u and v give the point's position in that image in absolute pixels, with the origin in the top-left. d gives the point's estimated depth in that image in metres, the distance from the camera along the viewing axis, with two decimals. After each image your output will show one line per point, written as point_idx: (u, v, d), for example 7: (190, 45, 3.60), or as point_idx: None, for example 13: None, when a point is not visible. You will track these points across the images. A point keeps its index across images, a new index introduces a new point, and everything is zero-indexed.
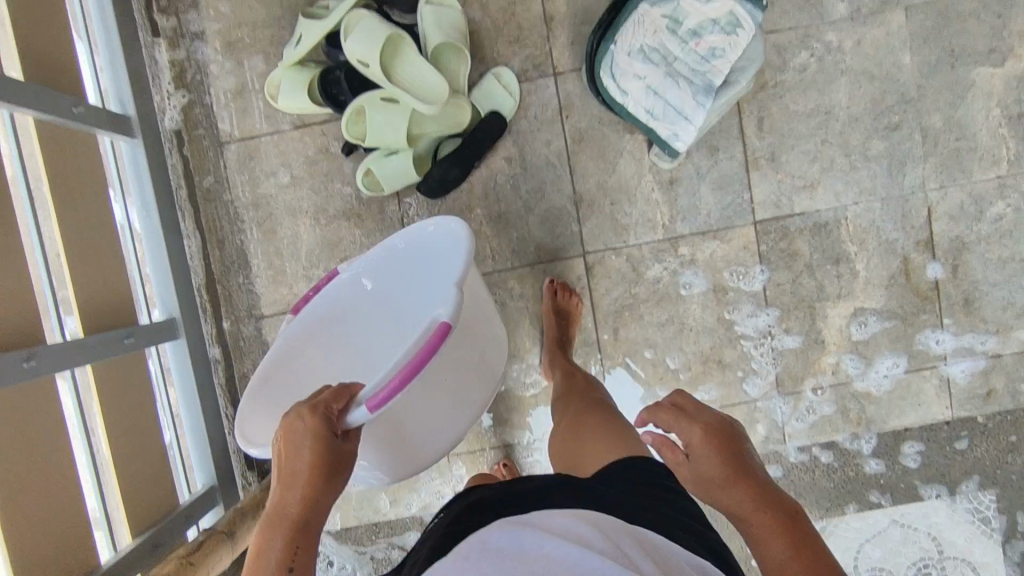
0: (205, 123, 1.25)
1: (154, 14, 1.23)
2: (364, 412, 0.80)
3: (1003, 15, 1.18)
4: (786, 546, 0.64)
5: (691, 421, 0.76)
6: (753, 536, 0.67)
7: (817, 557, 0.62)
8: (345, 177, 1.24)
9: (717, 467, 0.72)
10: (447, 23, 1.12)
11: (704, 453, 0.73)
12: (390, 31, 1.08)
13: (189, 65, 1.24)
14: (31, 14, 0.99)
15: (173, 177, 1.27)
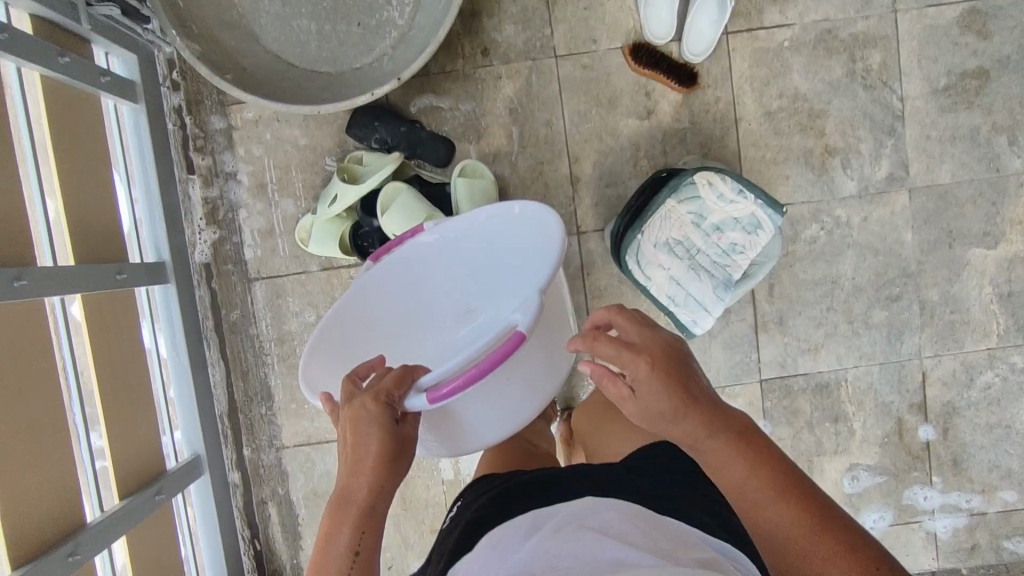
0: (234, 259, 1.31)
1: (191, 154, 1.29)
2: (424, 399, 0.82)
3: (997, 202, 1.26)
4: (743, 469, 0.73)
5: (636, 356, 0.76)
6: (711, 463, 0.75)
7: (772, 470, 0.72)
8: None
9: (664, 402, 0.75)
10: (479, 194, 1.19)
11: (650, 391, 0.75)
12: (427, 210, 1.15)
13: (222, 203, 1.30)
14: (83, 185, 1.03)
15: (200, 308, 1.31)
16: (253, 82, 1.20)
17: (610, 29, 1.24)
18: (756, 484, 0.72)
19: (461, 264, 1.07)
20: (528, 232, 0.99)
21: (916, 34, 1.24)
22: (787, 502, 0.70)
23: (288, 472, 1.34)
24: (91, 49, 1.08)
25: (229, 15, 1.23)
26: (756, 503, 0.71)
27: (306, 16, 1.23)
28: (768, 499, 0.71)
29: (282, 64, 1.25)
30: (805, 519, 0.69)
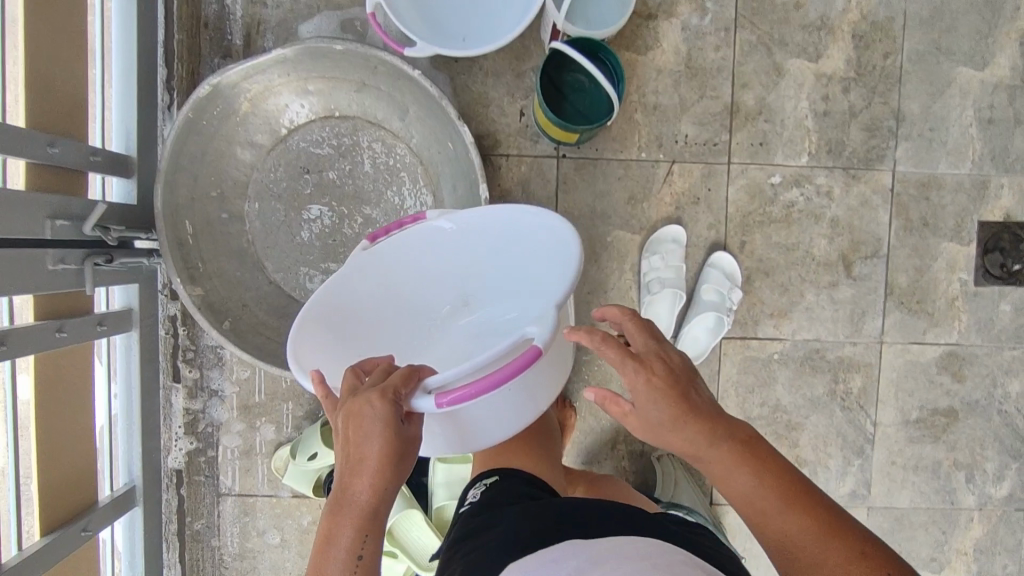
0: (207, 471, 1.33)
1: (178, 364, 1.30)
2: (432, 403, 0.76)
3: (948, 532, 1.32)
4: (753, 480, 0.68)
5: (637, 364, 0.72)
6: (721, 479, 0.70)
7: (782, 480, 0.68)
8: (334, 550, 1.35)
9: (662, 413, 0.71)
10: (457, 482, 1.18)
11: (648, 403, 0.71)
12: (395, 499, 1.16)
13: (202, 416, 1.31)
14: (64, 444, 1.06)
15: (166, 510, 1.32)
16: (250, 325, 1.21)
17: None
18: (768, 496, 0.68)
19: (462, 260, 1.01)
20: (541, 248, 0.93)
21: (897, 366, 1.28)
22: (800, 512, 0.66)
23: None
24: (94, 292, 1.09)
25: (237, 245, 1.25)
26: (770, 516, 0.67)
27: (315, 256, 1.27)
28: (780, 510, 0.67)
29: (284, 297, 1.27)
30: (819, 531, 0.65)
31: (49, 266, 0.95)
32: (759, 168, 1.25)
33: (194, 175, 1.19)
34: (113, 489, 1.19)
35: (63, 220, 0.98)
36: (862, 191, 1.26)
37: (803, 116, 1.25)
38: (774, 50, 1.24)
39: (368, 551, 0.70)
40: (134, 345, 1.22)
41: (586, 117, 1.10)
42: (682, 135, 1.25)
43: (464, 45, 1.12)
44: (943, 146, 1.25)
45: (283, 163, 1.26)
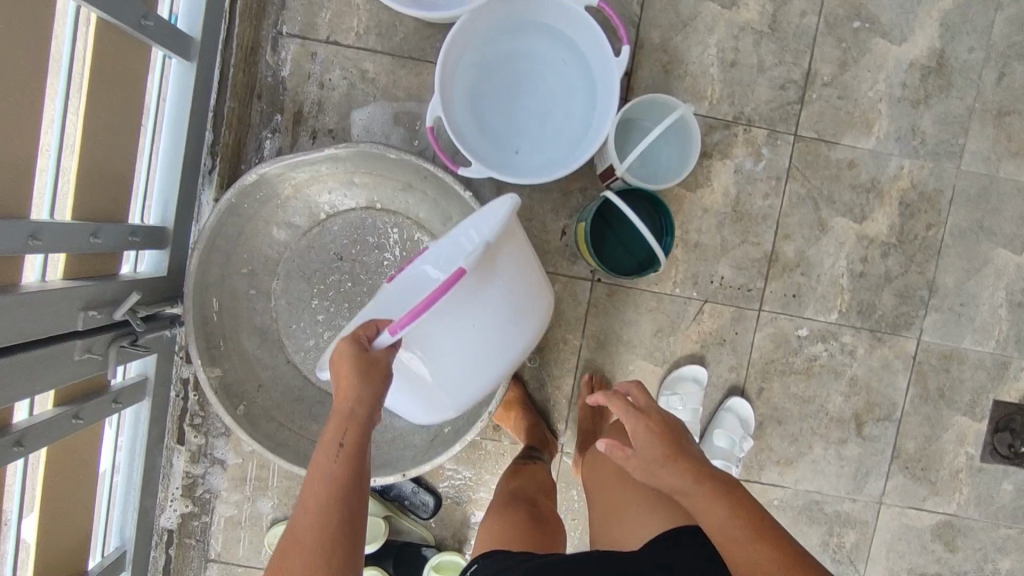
0: (198, 536, 1.32)
1: (185, 428, 1.30)
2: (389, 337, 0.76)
3: None
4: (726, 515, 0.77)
5: (637, 413, 0.84)
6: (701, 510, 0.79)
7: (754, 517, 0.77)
8: None
9: (655, 450, 0.82)
10: None
11: (643, 442, 0.83)
12: None
13: (201, 482, 1.31)
14: (61, 520, 1.05)
15: (151, 569, 1.32)
16: (263, 411, 1.20)
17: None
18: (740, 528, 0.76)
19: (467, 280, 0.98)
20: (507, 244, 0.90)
21: (892, 527, 1.30)
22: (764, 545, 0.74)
23: None
24: (114, 370, 1.07)
25: (260, 322, 1.25)
26: (738, 545, 0.75)
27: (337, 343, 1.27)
28: (749, 541, 0.74)
29: (300, 379, 1.26)
30: (789, 564, 0.73)
31: (77, 356, 0.94)
32: (789, 319, 1.26)
33: (228, 253, 1.18)
34: (103, 557, 1.19)
35: (94, 309, 0.96)
36: (885, 355, 1.27)
37: (839, 274, 1.25)
38: (821, 205, 1.24)
39: (341, 486, 0.70)
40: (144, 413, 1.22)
41: (628, 268, 1.09)
42: (719, 276, 1.25)
43: (516, 158, 1.18)
44: (971, 322, 1.26)
45: (317, 247, 1.25)
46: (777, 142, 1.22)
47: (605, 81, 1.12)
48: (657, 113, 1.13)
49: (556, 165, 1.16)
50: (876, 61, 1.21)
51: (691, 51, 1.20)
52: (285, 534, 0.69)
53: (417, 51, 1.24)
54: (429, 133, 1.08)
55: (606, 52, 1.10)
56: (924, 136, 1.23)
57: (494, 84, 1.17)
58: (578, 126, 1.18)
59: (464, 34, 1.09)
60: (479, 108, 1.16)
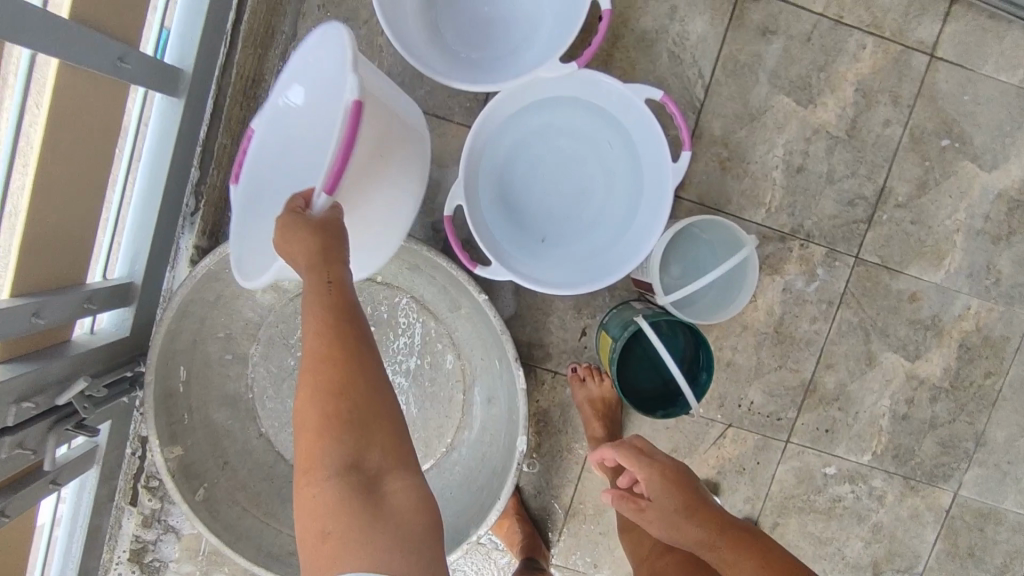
0: None
1: (139, 489, 1.15)
2: (326, 194, 0.65)
3: None
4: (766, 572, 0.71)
5: (650, 462, 0.78)
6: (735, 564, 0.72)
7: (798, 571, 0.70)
8: None
9: (672, 502, 0.75)
10: None
11: (660, 491, 0.75)
12: None
13: (151, 548, 1.17)
14: None
15: None
16: (227, 493, 1.07)
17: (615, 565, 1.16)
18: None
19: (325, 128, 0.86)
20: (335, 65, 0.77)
21: None
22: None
23: None
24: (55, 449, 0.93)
25: (233, 389, 1.11)
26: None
27: None
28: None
29: (272, 455, 1.13)
30: None
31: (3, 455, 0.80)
32: (818, 454, 1.14)
33: (202, 318, 1.03)
34: None
35: (30, 401, 0.82)
36: (916, 505, 1.15)
37: (881, 414, 1.13)
38: (872, 337, 1.11)
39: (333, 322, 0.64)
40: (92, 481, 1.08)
41: (647, 397, 0.98)
42: (748, 401, 1.12)
43: (542, 248, 1.02)
44: (1015, 481, 1.15)
45: (303, 313, 1.11)
46: (835, 263, 1.09)
47: (655, 181, 0.95)
48: (715, 228, 0.98)
49: (586, 266, 1.00)
50: (959, 187, 1.07)
51: (756, 149, 1.05)
52: (299, 384, 0.63)
53: (443, 109, 1.07)
54: (446, 224, 0.93)
55: (661, 150, 0.93)
56: (999, 276, 1.09)
57: (530, 159, 1.02)
58: (617, 222, 1.01)
59: (500, 110, 0.94)
60: (508, 186, 1.02)
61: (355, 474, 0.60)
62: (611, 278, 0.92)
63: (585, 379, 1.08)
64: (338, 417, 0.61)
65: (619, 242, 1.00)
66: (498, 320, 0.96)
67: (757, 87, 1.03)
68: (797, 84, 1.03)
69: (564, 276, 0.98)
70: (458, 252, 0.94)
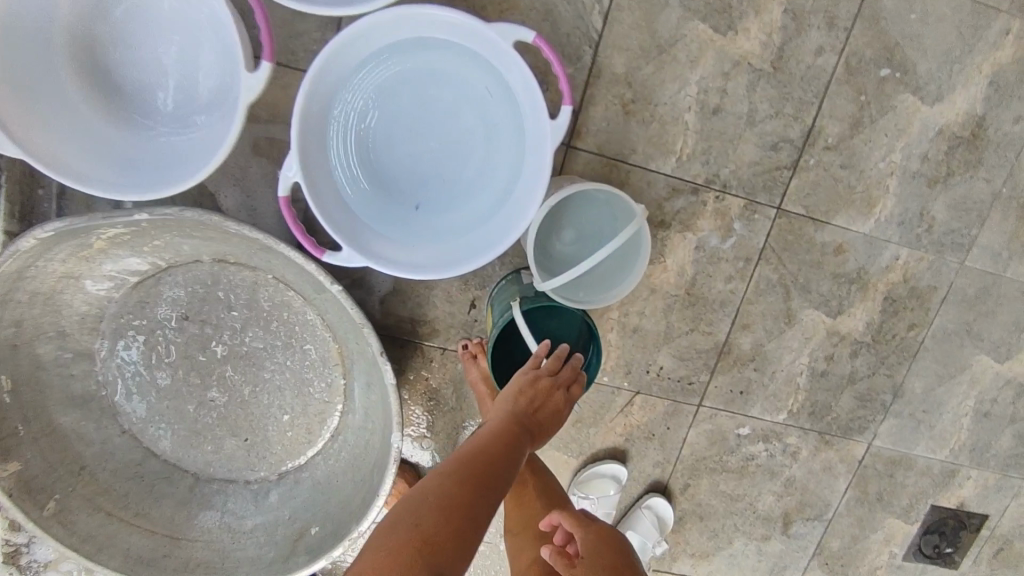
0: None
1: None
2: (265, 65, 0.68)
3: None
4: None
5: (587, 525, 0.77)
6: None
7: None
8: None
9: (607, 560, 0.72)
10: None
11: (592, 548, 0.73)
12: None
13: (25, 551, 1.08)
14: None
15: None
16: (84, 499, 0.97)
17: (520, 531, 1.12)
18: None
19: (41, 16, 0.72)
20: None
21: None
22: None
23: None
24: None
25: (81, 390, 0.99)
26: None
27: (186, 409, 1.04)
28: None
29: (140, 452, 1.04)
30: None
31: None
32: (731, 416, 1.08)
33: (18, 321, 0.87)
34: None
35: None
36: (830, 457, 1.12)
37: (798, 371, 1.06)
38: (793, 294, 1.02)
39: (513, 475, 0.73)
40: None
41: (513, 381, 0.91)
42: (657, 366, 1.04)
43: (414, 219, 0.86)
44: (930, 430, 1.12)
45: (154, 298, 0.98)
46: (753, 216, 0.98)
47: (535, 141, 0.79)
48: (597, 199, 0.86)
49: (454, 237, 0.85)
50: (897, 125, 0.95)
51: (665, 88, 0.91)
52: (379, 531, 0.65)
53: (286, 54, 0.87)
54: (282, 206, 0.77)
55: (538, 106, 0.76)
56: (932, 223, 1.00)
57: (392, 114, 0.84)
58: (500, 187, 0.85)
59: (348, 54, 0.75)
60: (370, 148, 0.85)
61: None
62: (479, 261, 0.78)
63: (478, 357, 0.97)
64: (446, 557, 0.61)
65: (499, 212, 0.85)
66: (355, 312, 0.83)
67: (666, 13, 0.88)
68: (714, 7, 0.88)
69: (432, 255, 0.83)
70: (300, 238, 0.79)
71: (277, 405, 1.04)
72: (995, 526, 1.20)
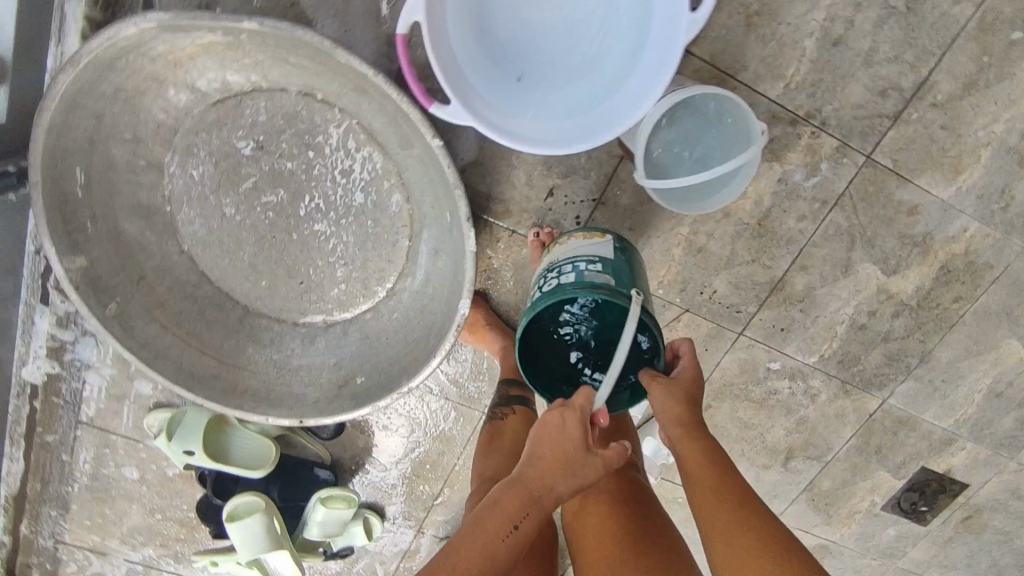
0: (68, 397, 1.15)
1: (49, 288, 1.04)
2: None
3: None
4: (737, 525, 0.75)
5: (685, 370, 0.87)
6: (715, 493, 0.78)
7: (764, 532, 0.73)
8: (189, 502, 1.25)
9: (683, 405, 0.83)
10: (331, 526, 1.14)
11: (688, 376, 0.85)
12: (271, 532, 1.07)
13: (69, 349, 1.10)
14: None
15: (11, 418, 1.14)
16: (142, 307, 1.01)
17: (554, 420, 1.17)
18: (751, 538, 0.73)
19: None
20: None
21: None
22: (774, 557, 0.71)
23: (59, 561, 1.32)
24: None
25: (147, 200, 0.99)
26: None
27: (247, 244, 1.04)
28: (768, 554, 0.71)
29: (196, 275, 1.06)
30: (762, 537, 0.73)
31: None
32: (766, 349, 1.12)
33: (98, 115, 0.87)
34: None
35: None
36: (845, 405, 1.18)
37: (841, 320, 1.10)
38: (856, 246, 1.04)
39: (489, 555, 0.71)
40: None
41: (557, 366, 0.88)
42: (711, 289, 1.07)
43: (515, 91, 0.85)
44: (943, 399, 1.17)
45: (232, 128, 0.96)
46: (842, 159, 0.97)
47: (664, 37, 0.78)
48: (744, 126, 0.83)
49: (556, 115, 0.85)
50: (1009, 94, 0.93)
51: (793, 8, 0.88)
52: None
53: None
54: (398, 45, 0.75)
55: None
56: (1010, 202, 1.01)
57: None
58: (607, 77, 0.85)
59: None
60: (488, 5, 0.82)
61: None
62: (585, 147, 0.79)
63: (546, 245, 0.99)
64: None
65: (601, 103, 0.85)
66: (450, 172, 0.83)
67: None
68: None
69: (535, 132, 0.82)
70: (410, 82, 0.77)
71: (336, 256, 1.04)
72: (972, 495, 1.28)
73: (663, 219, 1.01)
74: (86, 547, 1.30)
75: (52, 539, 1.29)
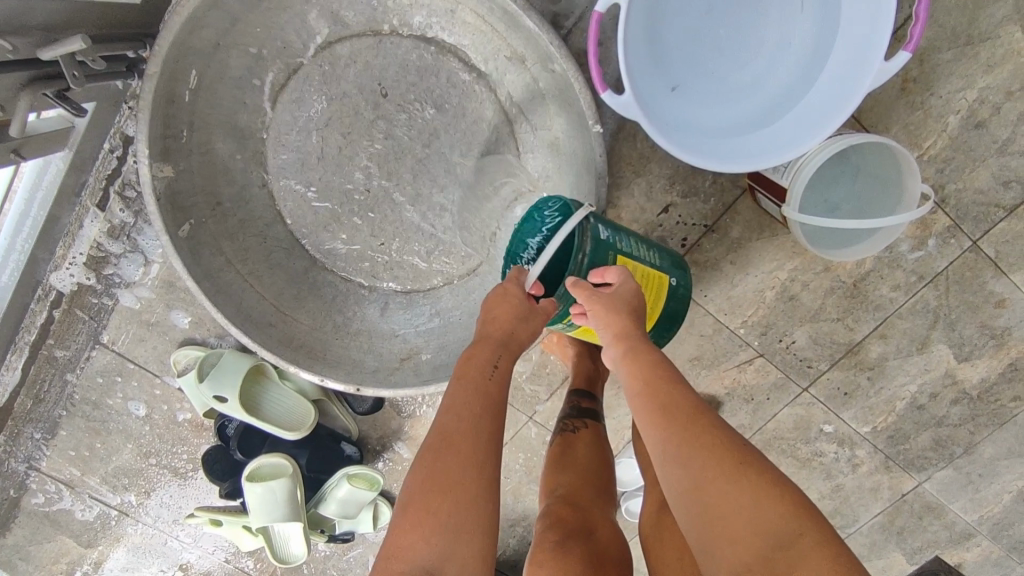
0: (93, 315, 1.04)
1: (110, 193, 0.95)
2: None
3: None
4: (682, 441, 0.59)
5: (623, 279, 0.68)
6: (660, 410, 0.62)
7: (716, 443, 0.58)
8: (192, 451, 1.16)
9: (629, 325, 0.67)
10: (351, 505, 1.11)
11: (628, 287, 0.68)
12: (293, 498, 1.03)
13: (112, 263, 1.00)
14: None
15: (25, 322, 1.03)
16: (212, 237, 0.92)
17: (615, 443, 1.23)
18: (701, 457, 0.57)
19: None
20: None
21: None
22: (740, 477, 0.55)
23: (23, 492, 1.18)
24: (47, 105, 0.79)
25: (245, 121, 0.93)
26: (729, 540, 0.53)
27: (335, 194, 0.97)
28: (724, 475, 0.56)
29: (271, 213, 0.98)
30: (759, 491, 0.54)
31: (47, 97, 0.76)
32: (823, 409, 1.12)
33: (233, 18, 0.83)
34: None
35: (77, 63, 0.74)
36: (880, 480, 1.19)
37: (901, 396, 1.10)
38: (938, 326, 1.04)
39: (482, 396, 0.64)
40: (57, 165, 0.90)
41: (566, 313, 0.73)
42: (789, 339, 1.06)
43: (666, 100, 0.81)
44: (973, 492, 1.18)
45: (360, 68, 0.91)
46: (950, 239, 0.98)
47: (836, 85, 0.76)
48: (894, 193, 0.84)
49: (701, 135, 0.81)
50: None
51: (949, 83, 0.89)
52: (417, 460, 0.61)
53: None
54: (593, 21, 0.70)
55: (867, 43, 0.73)
56: None
57: None
58: (756, 110, 0.83)
59: None
60: (665, 8, 0.78)
61: (448, 531, 0.56)
62: (737, 172, 0.76)
63: None
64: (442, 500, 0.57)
65: (747, 135, 0.82)
66: (601, 162, 0.83)
67: (993, 7, 0.85)
68: None
69: (685, 145, 0.78)
70: (592, 64, 0.71)
71: (428, 225, 0.98)
72: None
73: (766, 260, 1.00)
74: (62, 479, 1.18)
75: (24, 465, 1.16)
